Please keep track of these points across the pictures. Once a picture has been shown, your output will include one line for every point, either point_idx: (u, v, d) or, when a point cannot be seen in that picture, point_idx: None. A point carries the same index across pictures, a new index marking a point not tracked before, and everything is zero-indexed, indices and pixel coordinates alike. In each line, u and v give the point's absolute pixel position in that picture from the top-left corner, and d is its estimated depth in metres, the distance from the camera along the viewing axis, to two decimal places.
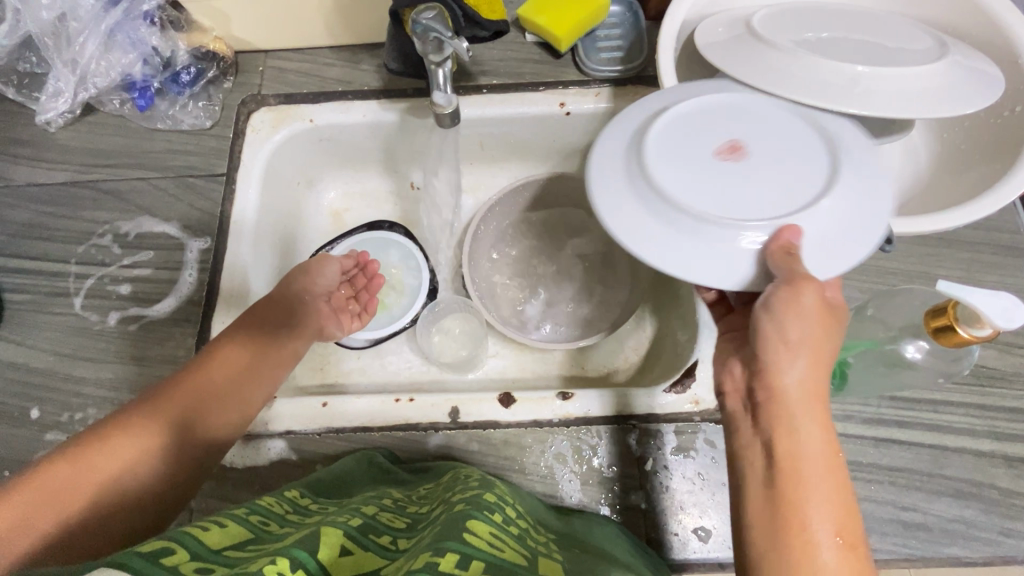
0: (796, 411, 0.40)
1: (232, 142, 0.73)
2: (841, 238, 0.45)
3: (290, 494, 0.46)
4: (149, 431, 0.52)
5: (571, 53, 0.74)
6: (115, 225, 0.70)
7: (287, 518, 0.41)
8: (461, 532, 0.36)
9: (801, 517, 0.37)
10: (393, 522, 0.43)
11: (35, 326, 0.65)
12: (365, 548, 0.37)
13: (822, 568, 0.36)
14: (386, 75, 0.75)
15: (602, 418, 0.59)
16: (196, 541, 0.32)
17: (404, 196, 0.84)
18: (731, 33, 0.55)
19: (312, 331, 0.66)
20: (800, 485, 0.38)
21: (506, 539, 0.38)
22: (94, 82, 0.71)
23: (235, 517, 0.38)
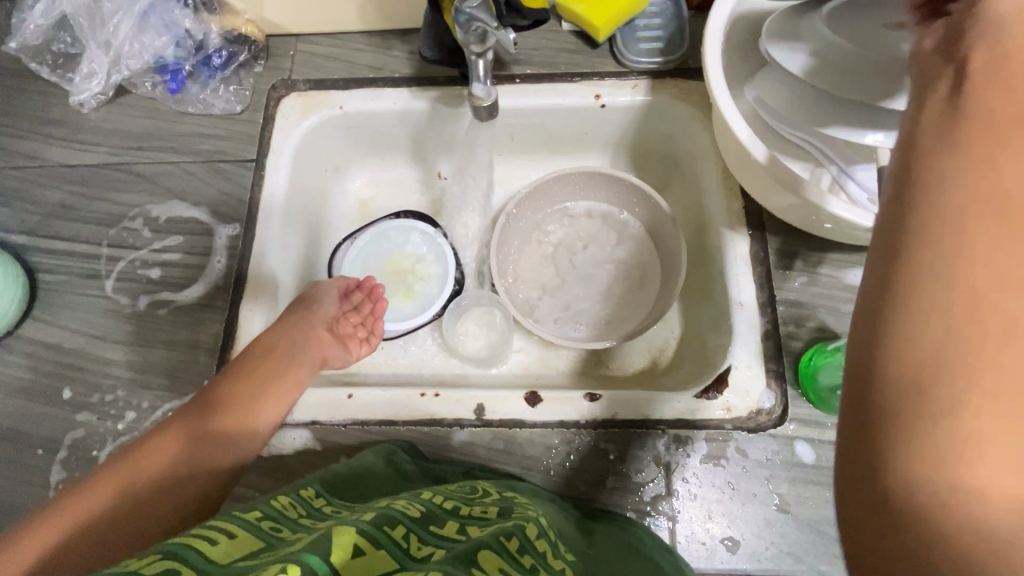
0: None
1: (263, 127, 0.72)
2: None
3: (304, 494, 0.45)
4: (167, 444, 0.53)
5: (609, 43, 0.71)
6: (145, 208, 0.70)
7: (300, 522, 0.40)
8: (468, 565, 0.36)
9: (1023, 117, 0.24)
10: (409, 510, 0.42)
11: (68, 307, 0.66)
12: (380, 545, 0.36)
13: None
14: (418, 62, 0.74)
15: (630, 421, 0.57)
16: (202, 556, 0.32)
17: (431, 186, 0.83)
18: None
19: (314, 360, 0.65)
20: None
21: (521, 575, 0.37)
22: (127, 64, 0.71)
23: (246, 522, 0.37)
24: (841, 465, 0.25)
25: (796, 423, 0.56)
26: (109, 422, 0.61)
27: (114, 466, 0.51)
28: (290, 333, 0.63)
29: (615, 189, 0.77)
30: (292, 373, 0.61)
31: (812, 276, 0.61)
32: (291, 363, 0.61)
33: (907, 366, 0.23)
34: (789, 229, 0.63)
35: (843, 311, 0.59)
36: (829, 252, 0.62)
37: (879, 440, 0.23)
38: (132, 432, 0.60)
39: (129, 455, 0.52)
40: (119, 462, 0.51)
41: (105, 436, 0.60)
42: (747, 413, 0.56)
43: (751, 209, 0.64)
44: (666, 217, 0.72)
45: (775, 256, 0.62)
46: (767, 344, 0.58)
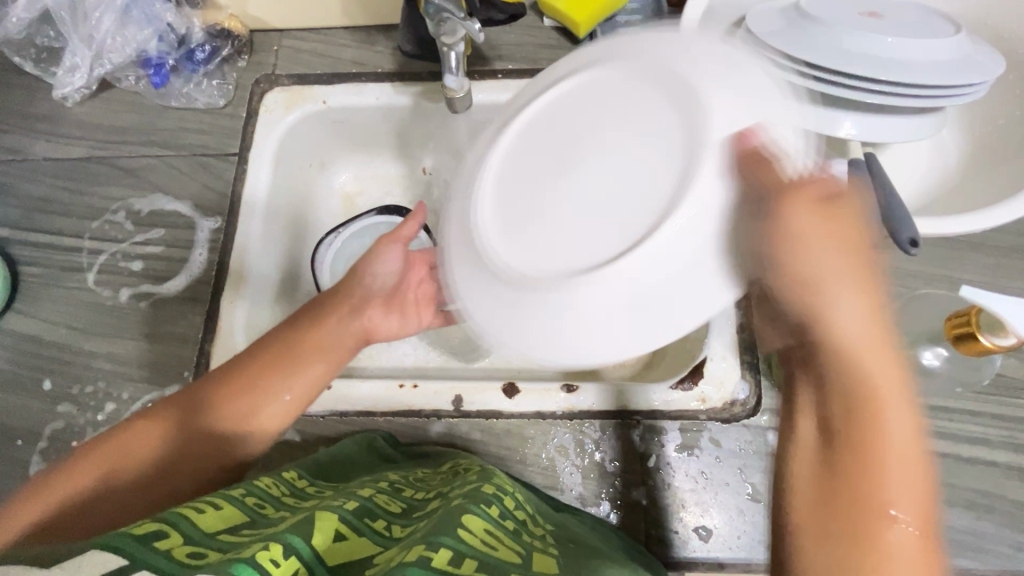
0: (855, 342, 0.39)
1: (246, 121, 0.73)
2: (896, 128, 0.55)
3: (288, 474, 0.46)
4: (161, 428, 0.51)
5: (590, 39, 0.72)
6: (128, 201, 0.70)
7: (284, 501, 0.41)
8: (454, 528, 0.36)
9: (879, 433, 0.37)
10: (390, 506, 0.43)
11: (50, 300, 0.66)
12: (361, 533, 0.37)
13: (878, 496, 0.36)
14: (401, 58, 0.74)
15: (606, 413, 0.58)
16: (192, 525, 0.33)
17: (415, 180, 0.84)
18: (786, 17, 0.58)
19: (357, 338, 0.59)
20: (853, 298, 0.39)
21: (504, 536, 0.39)
22: (110, 58, 0.71)
23: (232, 497, 0.38)
24: None
25: (769, 414, 0.56)
26: (89, 414, 0.61)
27: (98, 445, 0.50)
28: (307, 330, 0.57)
29: None
30: (302, 374, 0.54)
31: None
32: (317, 341, 0.57)
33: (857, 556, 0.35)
34: None
35: None
36: None
37: None
38: (112, 423, 0.61)
39: (115, 435, 0.50)
40: (103, 440, 0.50)
41: (85, 427, 0.61)
42: (722, 404, 0.57)
43: None
44: None
45: None
46: (741, 336, 0.59)
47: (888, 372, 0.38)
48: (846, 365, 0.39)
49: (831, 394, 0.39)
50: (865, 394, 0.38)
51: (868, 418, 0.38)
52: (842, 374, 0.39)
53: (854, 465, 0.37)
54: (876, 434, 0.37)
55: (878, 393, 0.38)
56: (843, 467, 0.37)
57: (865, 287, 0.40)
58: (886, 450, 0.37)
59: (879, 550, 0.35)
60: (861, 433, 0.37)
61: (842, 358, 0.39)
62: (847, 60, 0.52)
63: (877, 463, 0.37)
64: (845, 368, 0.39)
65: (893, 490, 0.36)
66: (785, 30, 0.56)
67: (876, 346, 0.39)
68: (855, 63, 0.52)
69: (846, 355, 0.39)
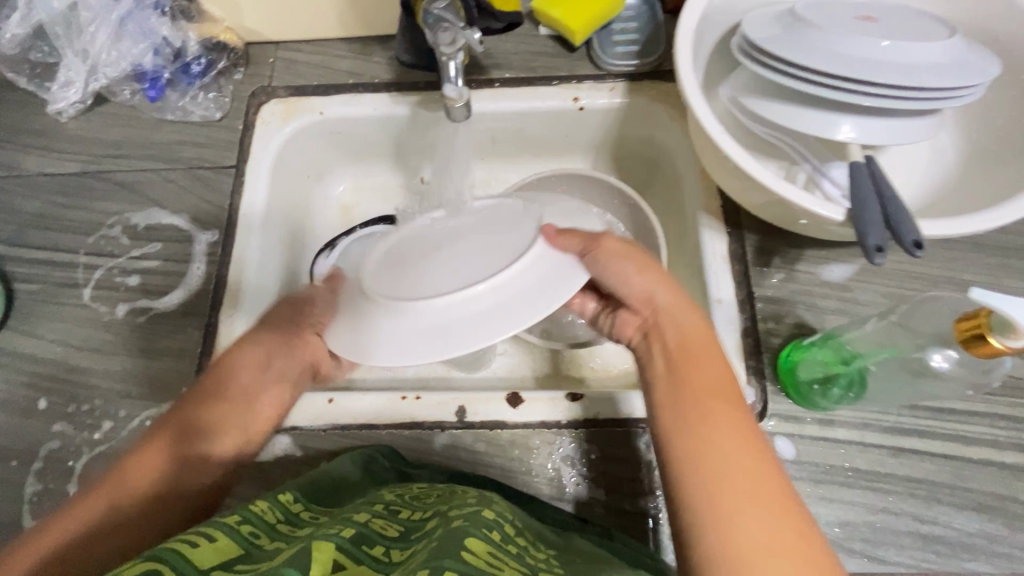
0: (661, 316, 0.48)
1: (243, 133, 0.72)
2: (896, 129, 0.55)
3: (284, 497, 0.44)
4: (158, 449, 0.48)
5: (586, 46, 0.72)
6: (124, 216, 0.69)
7: (278, 530, 0.39)
8: (456, 550, 0.35)
9: (693, 386, 0.43)
10: (387, 529, 0.41)
11: (47, 317, 0.65)
12: (359, 562, 0.36)
13: (715, 421, 0.41)
14: (398, 68, 0.74)
15: (611, 420, 0.57)
16: (183, 564, 0.31)
17: (414, 190, 0.84)
18: (782, 22, 0.58)
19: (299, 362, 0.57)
20: (685, 311, 0.48)
21: (507, 559, 0.38)
22: (106, 72, 0.71)
23: (226, 526, 0.36)
24: None
25: (776, 419, 0.55)
26: (86, 432, 0.60)
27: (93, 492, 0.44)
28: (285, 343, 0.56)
29: (595, 191, 0.77)
30: (274, 389, 0.55)
31: (790, 272, 0.61)
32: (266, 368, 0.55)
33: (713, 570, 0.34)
34: (767, 227, 0.63)
35: (820, 306, 0.60)
36: (807, 249, 0.62)
37: None
38: (109, 441, 0.59)
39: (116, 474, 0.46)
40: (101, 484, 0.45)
41: (81, 446, 0.59)
42: None
43: (728, 207, 0.64)
44: (648, 220, 0.72)
45: (753, 254, 0.62)
46: (746, 340, 0.58)
47: (696, 378, 0.44)
48: (682, 367, 0.45)
49: (655, 402, 0.44)
50: (697, 415, 0.41)
51: (698, 438, 0.40)
52: (679, 402, 0.42)
53: (690, 480, 0.38)
54: (710, 449, 0.39)
55: (699, 359, 0.45)
56: (676, 452, 0.40)
57: (690, 299, 0.50)
58: (717, 462, 0.38)
59: (718, 556, 0.35)
60: (688, 451, 0.39)
61: (678, 368, 0.45)
62: (845, 65, 0.52)
63: (711, 396, 0.42)
64: (683, 397, 0.43)
65: (749, 516, 0.36)
66: (781, 35, 0.56)
67: (693, 353, 0.45)
68: (852, 67, 0.52)
69: (680, 354, 0.46)
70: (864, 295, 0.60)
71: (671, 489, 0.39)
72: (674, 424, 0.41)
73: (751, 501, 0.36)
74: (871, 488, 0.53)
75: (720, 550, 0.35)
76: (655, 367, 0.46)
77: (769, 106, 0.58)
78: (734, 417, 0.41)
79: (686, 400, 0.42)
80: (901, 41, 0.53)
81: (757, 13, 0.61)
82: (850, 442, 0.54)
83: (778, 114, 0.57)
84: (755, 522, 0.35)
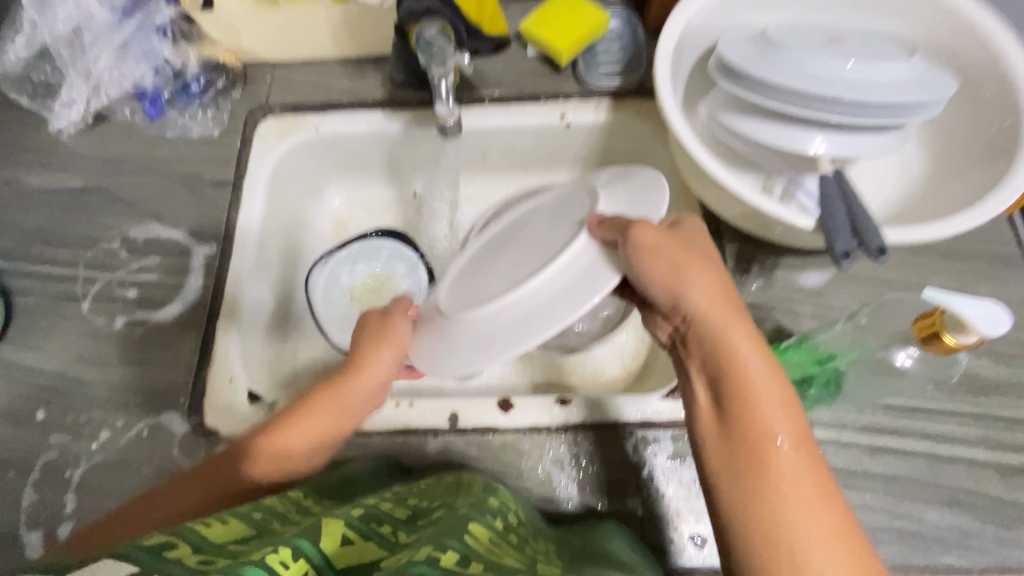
0: (712, 330, 0.44)
1: (240, 149, 0.74)
2: (863, 143, 0.58)
3: (294, 495, 0.47)
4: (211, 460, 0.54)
5: (572, 66, 0.75)
6: (123, 230, 0.71)
7: (289, 518, 0.42)
8: (460, 532, 0.37)
9: (759, 429, 0.41)
10: (394, 512, 0.43)
11: (45, 329, 0.66)
12: (368, 538, 0.37)
13: (783, 475, 0.39)
14: (391, 86, 0.77)
15: (599, 424, 0.59)
16: (198, 538, 0.34)
17: (407, 204, 0.86)
18: (755, 44, 0.61)
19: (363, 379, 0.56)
20: (741, 338, 0.43)
21: (507, 546, 0.40)
22: (107, 91, 0.73)
23: (239, 514, 0.40)
24: None
25: None
26: (83, 442, 0.61)
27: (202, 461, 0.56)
28: (378, 347, 0.57)
29: None
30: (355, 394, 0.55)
31: (768, 279, 0.64)
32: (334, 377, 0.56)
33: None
34: (747, 236, 0.66)
35: (797, 311, 0.62)
36: (784, 257, 0.65)
37: None
38: (106, 452, 0.60)
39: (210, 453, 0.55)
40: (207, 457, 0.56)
41: (78, 456, 0.60)
42: None
43: (709, 218, 0.67)
44: None
45: (733, 262, 0.65)
46: None
47: (760, 422, 0.41)
48: (741, 411, 0.41)
49: (714, 444, 0.42)
50: (769, 482, 0.39)
51: (779, 515, 0.38)
52: (747, 466, 0.40)
53: (770, 560, 0.37)
54: (792, 524, 0.38)
55: (761, 393, 0.41)
56: (745, 510, 0.39)
57: (733, 305, 0.45)
58: (790, 523, 0.38)
59: None
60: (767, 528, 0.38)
61: (737, 418, 0.41)
62: (814, 83, 0.55)
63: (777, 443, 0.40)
64: (755, 460, 0.40)
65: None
66: (754, 56, 0.59)
67: (755, 397, 0.42)
68: (821, 85, 0.55)
69: (740, 397, 0.42)
70: (838, 300, 0.63)
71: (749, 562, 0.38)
72: (747, 492, 0.39)
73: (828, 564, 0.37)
74: (848, 486, 0.55)
75: None
76: (709, 393, 0.44)
77: (744, 122, 0.61)
78: (804, 466, 0.40)
79: (756, 462, 0.40)
80: (866, 60, 0.57)
81: (732, 35, 0.64)
82: (827, 442, 0.56)
83: (754, 130, 0.60)
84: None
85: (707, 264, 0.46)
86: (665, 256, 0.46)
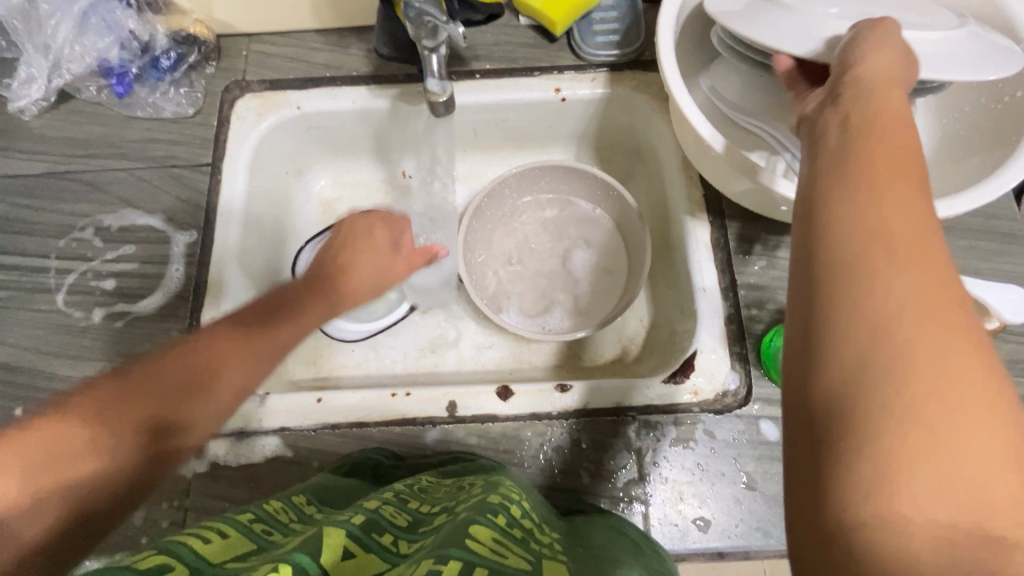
0: (883, 97, 0.34)
1: (218, 130, 0.70)
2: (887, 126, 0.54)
3: (296, 501, 0.47)
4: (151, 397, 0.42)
5: (567, 37, 0.72)
6: (96, 217, 0.67)
7: (291, 527, 0.41)
8: (463, 539, 0.36)
9: (890, 164, 0.30)
10: (396, 518, 0.42)
11: (19, 324, 0.63)
12: (368, 550, 0.36)
13: (901, 210, 0.29)
14: (376, 60, 0.73)
15: (600, 410, 0.58)
16: (195, 556, 0.32)
17: (395, 185, 0.83)
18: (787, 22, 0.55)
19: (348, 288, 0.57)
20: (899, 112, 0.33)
21: (515, 546, 0.38)
22: (69, 68, 0.68)
23: (239, 525, 0.39)
24: (796, 479, 0.27)
25: (760, 403, 0.57)
26: None
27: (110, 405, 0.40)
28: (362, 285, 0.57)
29: (580, 182, 0.77)
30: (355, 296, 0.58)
31: (771, 259, 0.62)
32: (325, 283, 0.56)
33: (878, 439, 0.25)
34: (748, 215, 0.64)
35: None
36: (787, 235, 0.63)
37: (825, 466, 0.26)
38: None
39: (144, 413, 0.41)
40: (121, 403, 0.41)
41: None
42: (714, 395, 0.58)
43: (711, 196, 0.65)
44: (631, 209, 0.73)
45: (735, 242, 0.63)
46: (729, 328, 0.60)
47: (891, 161, 0.31)
48: (874, 146, 0.31)
49: (815, 178, 0.32)
50: (895, 247, 0.28)
51: (887, 264, 0.27)
52: (863, 219, 0.29)
53: (853, 289, 0.27)
54: (893, 249, 0.28)
55: (906, 151, 0.31)
56: (834, 223, 0.30)
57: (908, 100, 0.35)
58: (891, 250, 0.28)
59: (858, 366, 0.26)
60: (868, 307, 0.27)
61: (860, 168, 0.31)
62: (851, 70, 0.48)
63: (912, 189, 0.30)
64: (878, 217, 0.29)
65: (949, 382, 0.25)
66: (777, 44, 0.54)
67: (902, 163, 0.31)
68: None
69: (880, 131, 0.32)
70: None
71: (834, 334, 0.27)
72: (848, 206, 0.30)
73: (928, 326, 0.26)
74: None
75: (856, 353, 0.26)
76: (838, 136, 0.33)
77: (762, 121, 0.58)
78: (926, 225, 0.29)
79: (871, 182, 0.30)
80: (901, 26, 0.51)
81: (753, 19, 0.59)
82: None
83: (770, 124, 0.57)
84: (950, 426, 0.24)
85: (908, 69, 0.37)
86: (857, 45, 0.39)
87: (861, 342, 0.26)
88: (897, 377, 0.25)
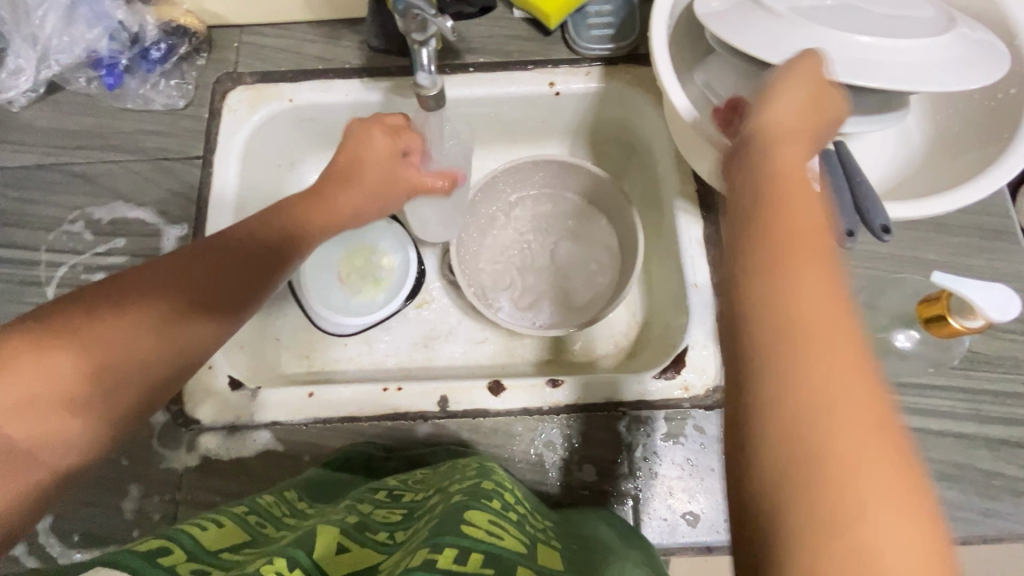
0: (786, 160, 0.34)
1: (209, 122, 0.70)
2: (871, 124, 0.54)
3: (288, 496, 0.47)
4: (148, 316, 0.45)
5: (561, 30, 0.71)
6: (86, 210, 0.67)
7: (284, 520, 0.41)
8: (458, 524, 0.36)
9: (799, 239, 0.30)
10: (390, 516, 0.43)
11: (10, 318, 0.63)
12: (362, 545, 0.37)
13: (811, 295, 0.29)
14: (368, 52, 0.72)
15: (591, 405, 0.58)
16: (192, 543, 0.33)
17: None
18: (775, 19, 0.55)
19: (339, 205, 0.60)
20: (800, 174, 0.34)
21: (509, 528, 0.39)
22: (58, 59, 0.67)
23: (234, 517, 0.39)
24: None
25: None
26: None
27: (96, 387, 0.41)
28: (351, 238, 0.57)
29: (573, 176, 0.77)
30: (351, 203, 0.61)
31: None
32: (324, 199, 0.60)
33: (808, 558, 0.24)
34: None
35: None
36: None
37: None
38: None
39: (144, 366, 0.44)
40: (105, 384, 0.42)
41: None
42: (704, 391, 0.58)
43: (704, 191, 0.65)
44: (625, 204, 0.73)
45: None
46: None
47: (799, 237, 0.31)
48: (783, 219, 0.31)
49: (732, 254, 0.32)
50: (806, 342, 0.28)
51: (800, 363, 0.27)
52: (775, 310, 0.29)
53: (770, 394, 0.27)
54: (806, 343, 0.27)
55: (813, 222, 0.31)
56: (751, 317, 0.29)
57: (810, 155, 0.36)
58: (805, 347, 0.28)
59: (782, 479, 0.26)
60: (780, 409, 0.27)
61: (774, 248, 0.30)
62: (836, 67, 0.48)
63: (822, 266, 0.30)
64: (791, 294, 0.29)
65: (867, 487, 0.25)
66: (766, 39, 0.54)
67: (811, 235, 0.31)
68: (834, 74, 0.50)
69: (783, 198, 0.32)
70: None
71: (757, 442, 0.27)
72: (763, 296, 0.29)
73: (843, 429, 0.26)
74: None
75: (778, 464, 0.26)
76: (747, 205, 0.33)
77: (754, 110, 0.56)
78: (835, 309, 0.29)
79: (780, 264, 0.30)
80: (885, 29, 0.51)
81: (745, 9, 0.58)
82: None
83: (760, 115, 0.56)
84: (874, 537, 0.24)
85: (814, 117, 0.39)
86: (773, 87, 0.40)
87: (780, 452, 0.26)
88: (818, 488, 0.25)
